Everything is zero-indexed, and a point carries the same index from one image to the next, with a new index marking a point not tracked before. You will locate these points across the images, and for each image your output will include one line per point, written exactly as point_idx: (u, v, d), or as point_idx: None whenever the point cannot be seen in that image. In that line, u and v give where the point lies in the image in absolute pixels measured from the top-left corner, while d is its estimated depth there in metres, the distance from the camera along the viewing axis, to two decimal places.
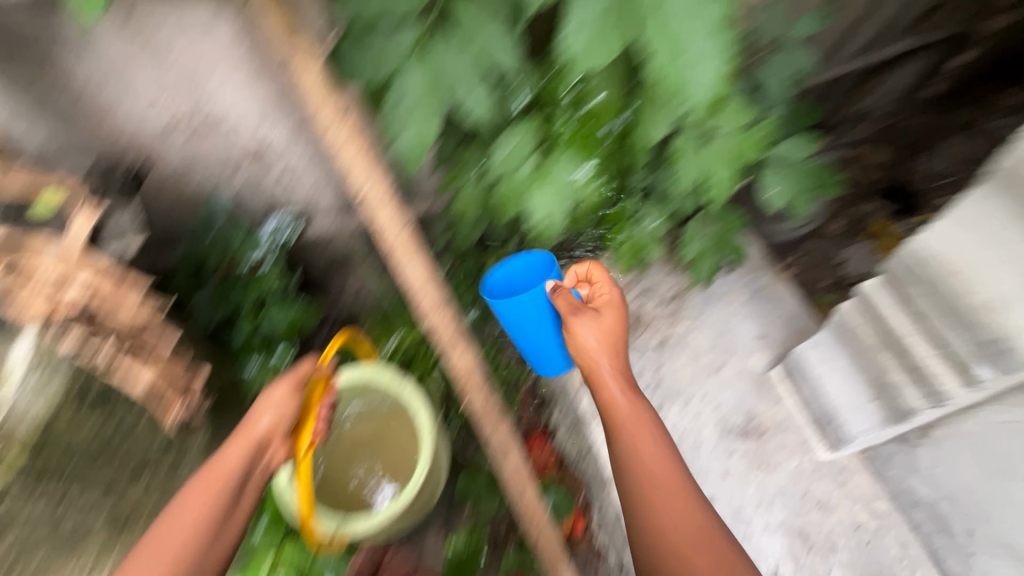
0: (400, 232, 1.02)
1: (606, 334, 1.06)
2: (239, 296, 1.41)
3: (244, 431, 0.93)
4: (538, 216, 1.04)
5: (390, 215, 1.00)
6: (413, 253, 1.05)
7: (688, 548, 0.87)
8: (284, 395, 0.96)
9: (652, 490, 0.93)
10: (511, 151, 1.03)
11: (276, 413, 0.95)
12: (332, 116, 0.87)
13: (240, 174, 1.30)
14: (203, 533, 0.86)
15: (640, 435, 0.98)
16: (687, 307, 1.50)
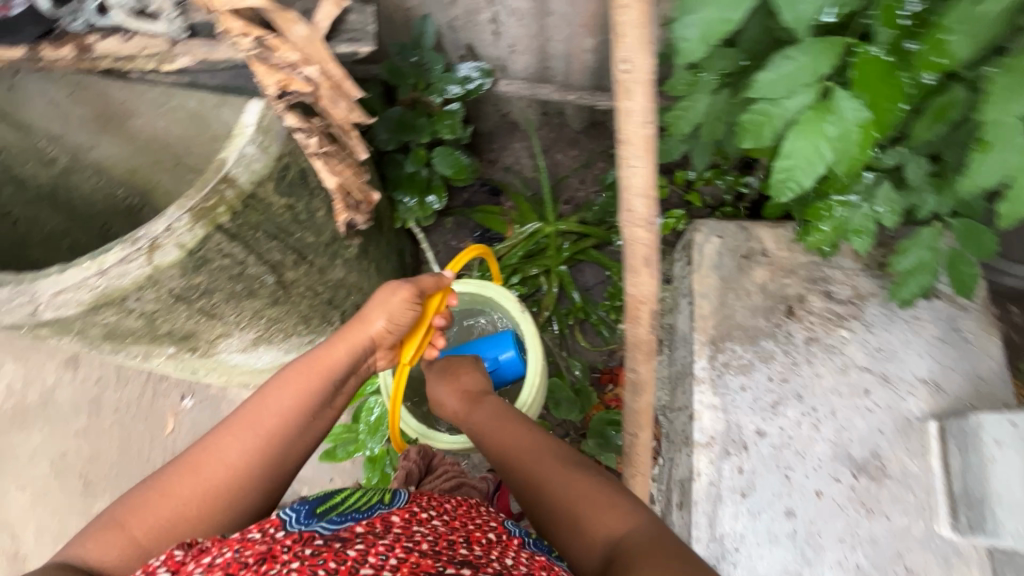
0: (646, 124, 0.68)
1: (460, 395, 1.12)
2: (423, 127, 1.41)
3: (356, 326, 0.91)
4: (786, 171, 0.67)
5: (639, 116, 0.68)
6: (649, 153, 0.71)
7: (574, 508, 0.84)
8: (401, 300, 0.91)
9: (549, 491, 0.88)
10: (791, 68, 0.63)
11: (392, 318, 0.91)
12: None
13: (459, 8, 1.35)
14: (299, 416, 0.85)
15: (519, 447, 0.96)
16: (859, 316, 1.31)
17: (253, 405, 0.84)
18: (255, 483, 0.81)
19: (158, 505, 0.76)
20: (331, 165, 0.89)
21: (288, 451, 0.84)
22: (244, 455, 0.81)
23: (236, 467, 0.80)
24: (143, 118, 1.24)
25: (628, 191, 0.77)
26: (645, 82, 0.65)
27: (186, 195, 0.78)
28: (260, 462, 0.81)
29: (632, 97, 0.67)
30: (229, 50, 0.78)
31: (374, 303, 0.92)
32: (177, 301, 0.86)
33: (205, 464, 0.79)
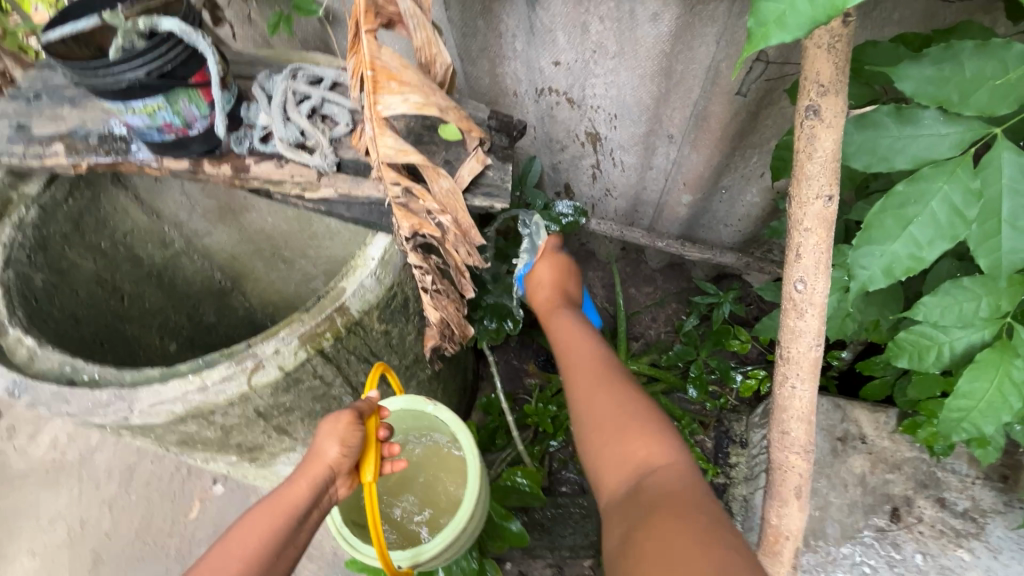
0: (815, 347, 0.66)
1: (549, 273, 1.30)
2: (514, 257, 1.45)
3: (313, 457, 0.79)
4: (962, 409, 0.64)
5: (810, 337, 0.65)
6: (815, 376, 0.67)
7: (604, 425, 0.83)
8: (348, 422, 0.78)
9: (595, 416, 0.86)
10: (963, 300, 0.62)
11: (344, 444, 0.77)
12: (820, 190, 0.60)
13: (566, 154, 1.43)
14: (258, 564, 0.70)
15: (604, 405, 0.86)
16: (981, 536, 1.13)
17: (209, 558, 0.71)
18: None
19: None
20: (437, 301, 0.88)
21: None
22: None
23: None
24: (258, 214, 1.34)
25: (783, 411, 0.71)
26: (819, 305, 0.64)
27: (300, 319, 0.78)
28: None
29: (805, 317, 0.65)
30: (372, 187, 0.82)
31: (323, 430, 0.79)
32: (259, 417, 0.83)
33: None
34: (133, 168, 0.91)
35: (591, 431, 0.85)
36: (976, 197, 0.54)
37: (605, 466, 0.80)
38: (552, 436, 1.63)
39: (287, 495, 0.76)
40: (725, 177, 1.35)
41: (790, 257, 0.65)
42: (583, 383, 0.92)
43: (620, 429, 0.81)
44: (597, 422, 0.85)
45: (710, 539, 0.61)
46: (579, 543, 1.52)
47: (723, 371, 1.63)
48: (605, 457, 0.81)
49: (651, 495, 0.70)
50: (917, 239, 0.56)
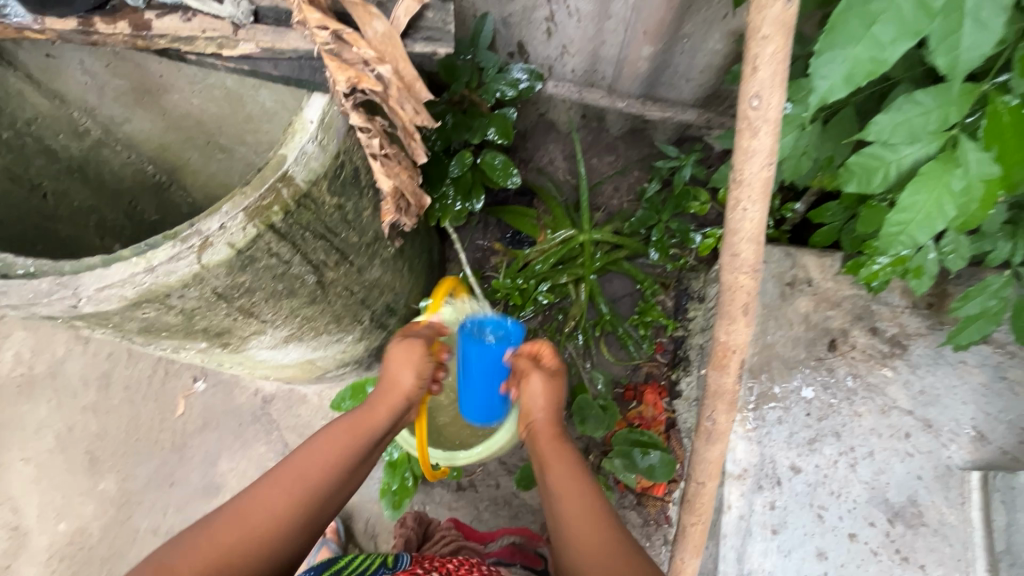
0: (768, 167, 0.66)
1: (540, 400, 0.97)
2: (478, 128, 1.37)
3: (391, 387, 0.95)
4: (901, 224, 0.68)
5: (762, 158, 0.66)
6: (766, 199, 0.69)
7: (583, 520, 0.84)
8: (420, 355, 0.96)
9: (560, 475, 0.89)
10: (913, 115, 0.63)
11: (420, 374, 0.95)
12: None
13: (517, 4, 1.30)
14: (341, 473, 0.86)
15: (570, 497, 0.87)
16: (904, 355, 1.27)
17: (300, 456, 0.85)
18: (296, 533, 0.80)
19: (208, 545, 0.74)
20: (388, 168, 0.84)
21: (325, 507, 0.83)
22: (287, 507, 0.79)
23: (278, 522, 0.78)
24: (179, 95, 1.21)
25: (734, 234, 0.73)
26: (774, 121, 0.64)
27: (242, 193, 0.73)
28: (298, 515, 0.80)
29: (759, 135, 0.65)
30: (299, 39, 0.73)
31: (398, 363, 0.96)
32: (219, 300, 0.82)
33: (245, 514, 0.77)
34: (10, 32, 0.78)
35: (558, 498, 0.88)
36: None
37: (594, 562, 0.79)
38: (522, 306, 1.70)
39: (371, 418, 0.92)
40: (687, 24, 1.27)
41: (746, 72, 0.63)
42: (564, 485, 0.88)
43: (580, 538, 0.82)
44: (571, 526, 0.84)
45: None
46: None
47: (682, 234, 1.62)
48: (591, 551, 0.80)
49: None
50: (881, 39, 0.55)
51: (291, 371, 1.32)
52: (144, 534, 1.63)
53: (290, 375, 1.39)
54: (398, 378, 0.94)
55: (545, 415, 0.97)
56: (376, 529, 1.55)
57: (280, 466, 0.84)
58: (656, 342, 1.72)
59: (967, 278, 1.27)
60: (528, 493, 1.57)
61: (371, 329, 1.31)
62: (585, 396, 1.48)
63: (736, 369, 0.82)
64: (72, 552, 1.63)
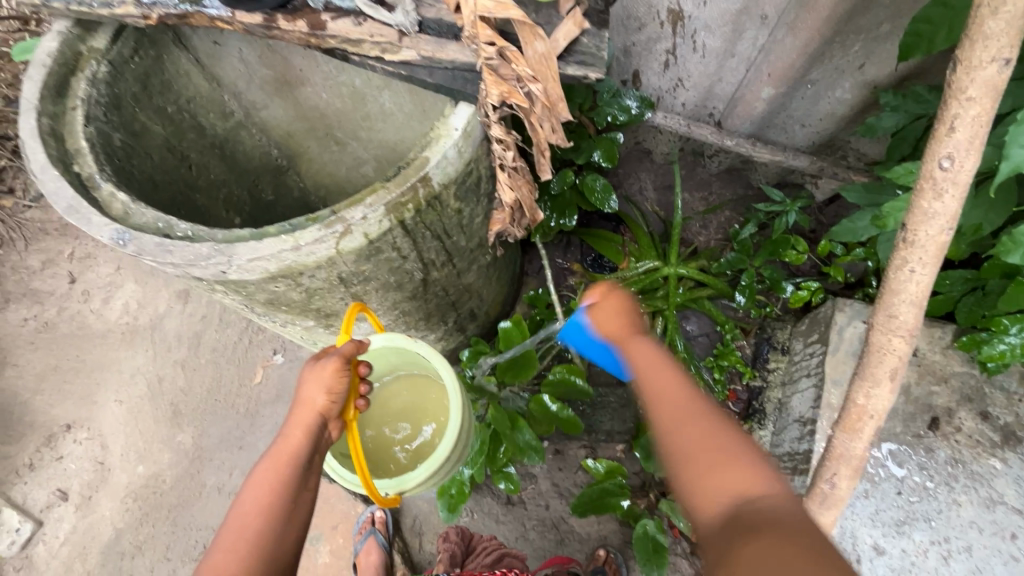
0: (944, 233, 0.64)
1: (608, 317, 0.80)
2: (583, 150, 1.39)
3: (303, 407, 0.82)
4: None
5: (943, 221, 0.64)
6: (937, 264, 0.66)
7: (682, 416, 0.67)
8: (334, 369, 0.82)
9: (640, 370, 0.74)
10: None
11: (331, 391, 0.82)
12: (995, 53, 0.56)
13: (642, 35, 1.32)
14: (279, 514, 0.75)
15: (691, 418, 0.66)
16: (1017, 448, 1.16)
17: (235, 509, 0.75)
18: None
19: None
20: (513, 180, 0.88)
21: (271, 560, 0.72)
22: (239, 565, 0.70)
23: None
24: (313, 89, 1.31)
25: (892, 295, 0.70)
26: (962, 185, 0.62)
27: (385, 188, 0.77)
28: (254, 571, 0.70)
29: (942, 198, 0.63)
30: (458, 51, 0.76)
31: (310, 380, 0.83)
32: (340, 284, 0.87)
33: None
34: (203, 21, 0.88)
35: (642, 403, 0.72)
36: None
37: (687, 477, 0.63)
38: None
39: (288, 444, 0.79)
40: (816, 70, 1.24)
41: (939, 130, 0.62)
42: (657, 386, 0.70)
43: (713, 463, 0.62)
44: (691, 449, 0.64)
45: None
46: (614, 430, 1.63)
47: (773, 282, 1.59)
48: (705, 483, 0.61)
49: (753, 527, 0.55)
50: None
51: None
52: (209, 490, 1.73)
53: None
54: (309, 397, 0.82)
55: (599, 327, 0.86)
56: (423, 527, 1.57)
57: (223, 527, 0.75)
58: (730, 389, 1.66)
59: None
60: (578, 520, 1.55)
61: (453, 331, 1.34)
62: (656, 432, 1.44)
63: (868, 436, 0.76)
64: (145, 495, 1.75)
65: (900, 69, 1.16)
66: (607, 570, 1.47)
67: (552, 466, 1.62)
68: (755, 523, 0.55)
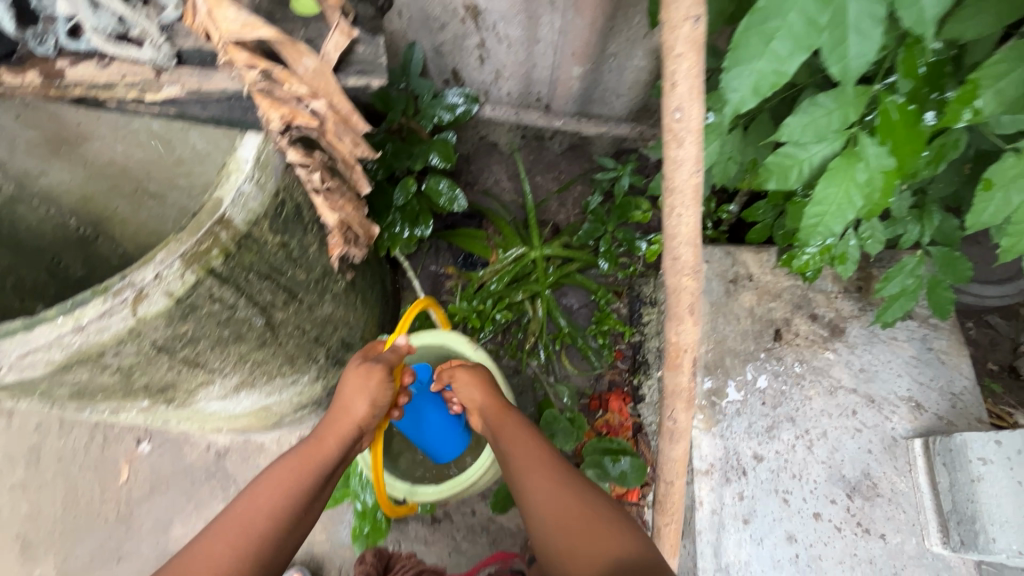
0: (696, 174, 0.69)
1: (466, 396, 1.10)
2: (418, 155, 1.36)
3: (342, 414, 0.97)
4: (818, 214, 0.69)
5: (690, 165, 0.69)
6: (698, 205, 0.72)
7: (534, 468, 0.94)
8: (379, 381, 0.98)
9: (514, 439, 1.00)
10: (818, 115, 0.64)
11: (373, 403, 0.97)
12: (685, 13, 0.60)
13: (447, 33, 1.33)
14: (292, 513, 0.85)
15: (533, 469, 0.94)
16: (842, 337, 1.36)
17: (245, 501, 0.85)
18: None
19: None
20: (331, 201, 0.83)
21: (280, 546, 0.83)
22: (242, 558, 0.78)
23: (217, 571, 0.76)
24: (100, 142, 1.18)
25: (672, 239, 0.76)
26: (696, 131, 0.67)
27: (176, 239, 0.70)
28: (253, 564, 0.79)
29: (683, 145, 0.68)
30: (226, 79, 0.71)
31: (353, 389, 0.98)
32: (160, 353, 0.78)
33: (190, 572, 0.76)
34: None
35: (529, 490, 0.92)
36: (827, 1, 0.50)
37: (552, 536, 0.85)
38: (481, 328, 1.71)
39: (319, 447, 0.93)
40: (612, 44, 1.33)
41: (666, 87, 0.66)
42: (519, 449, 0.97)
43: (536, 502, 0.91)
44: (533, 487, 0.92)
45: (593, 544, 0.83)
46: (520, 417, 1.67)
47: (629, 243, 1.68)
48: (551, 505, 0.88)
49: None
50: (778, 52, 0.53)
51: (246, 419, 1.26)
52: None
53: (246, 425, 1.32)
54: (350, 405, 0.96)
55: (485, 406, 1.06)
56: None
57: (225, 515, 0.84)
58: (616, 349, 1.76)
59: (888, 261, 1.38)
60: (504, 516, 1.55)
61: (329, 368, 1.27)
62: (552, 410, 1.50)
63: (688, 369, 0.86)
64: None
65: None
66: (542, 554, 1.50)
67: None
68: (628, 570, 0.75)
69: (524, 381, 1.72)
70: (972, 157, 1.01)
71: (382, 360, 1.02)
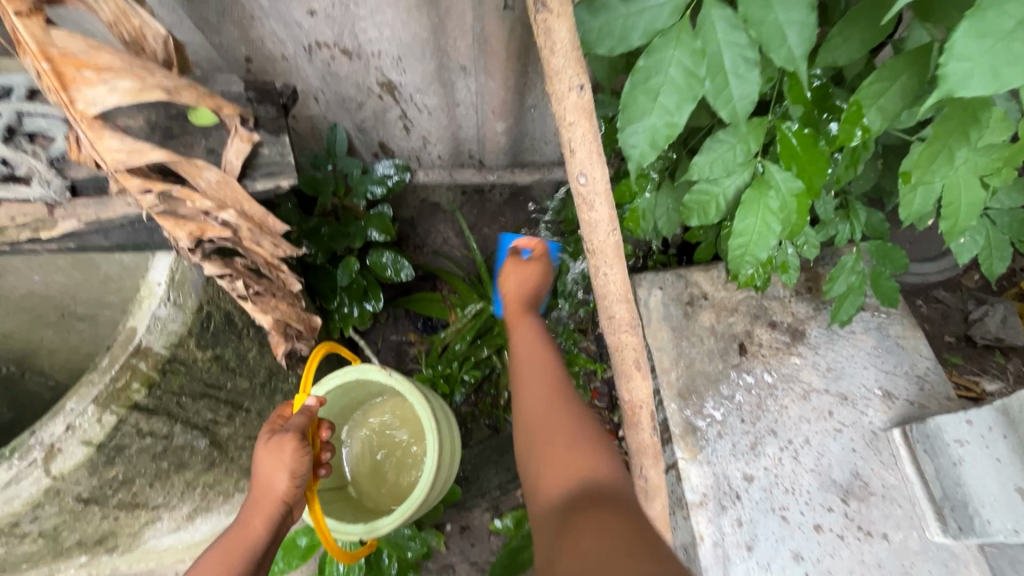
0: (612, 233, 0.72)
1: (522, 280, 1.09)
2: (356, 232, 1.35)
3: (264, 493, 0.82)
4: (744, 244, 0.68)
5: (604, 226, 0.72)
6: (621, 260, 0.74)
7: (546, 400, 0.85)
8: (293, 448, 0.83)
9: (526, 350, 0.95)
10: (722, 150, 0.66)
11: (294, 473, 0.82)
12: (571, 82, 0.63)
13: (367, 111, 1.34)
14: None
15: (541, 393, 0.87)
16: (804, 340, 1.37)
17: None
18: None
19: None
20: (263, 304, 0.79)
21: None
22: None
23: None
24: (18, 275, 1.12)
25: (606, 297, 0.80)
26: (603, 193, 0.70)
27: (88, 382, 0.65)
28: None
29: (594, 207, 0.70)
30: (124, 205, 0.68)
31: (266, 464, 0.83)
32: (89, 505, 0.71)
33: None
34: None
35: (527, 414, 0.85)
36: (701, 54, 0.52)
37: (546, 470, 0.76)
38: (452, 392, 1.66)
39: (246, 533, 0.81)
40: (529, 97, 1.37)
41: (567, 155, 0.69)
42: (527, 373, 0.91)
43: (546, 450, 0.78)
44: (533, 417, 0.84)
45: (619, 530, 0.60)
46: (507, 478, 1.61)
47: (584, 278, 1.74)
48: (546, 459, 0.77)
49: (592, 502, 0.67)
50: (666, 106, 0.55)
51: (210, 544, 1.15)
52: None
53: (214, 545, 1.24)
54: (270, 482, 0.81)
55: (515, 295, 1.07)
56: None
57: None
58: (591, 388, 1.74)
59: (830, 259, 1.42)
60: None
61: None
62: None
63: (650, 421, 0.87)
64: None
65: None
66: None
67: (463, 546, 1.54)
68: (601, 498, 0.67)
69: (505, 439, 1.67)
70: (882, 155, 1.06)
71: (295, 424, 0.86)
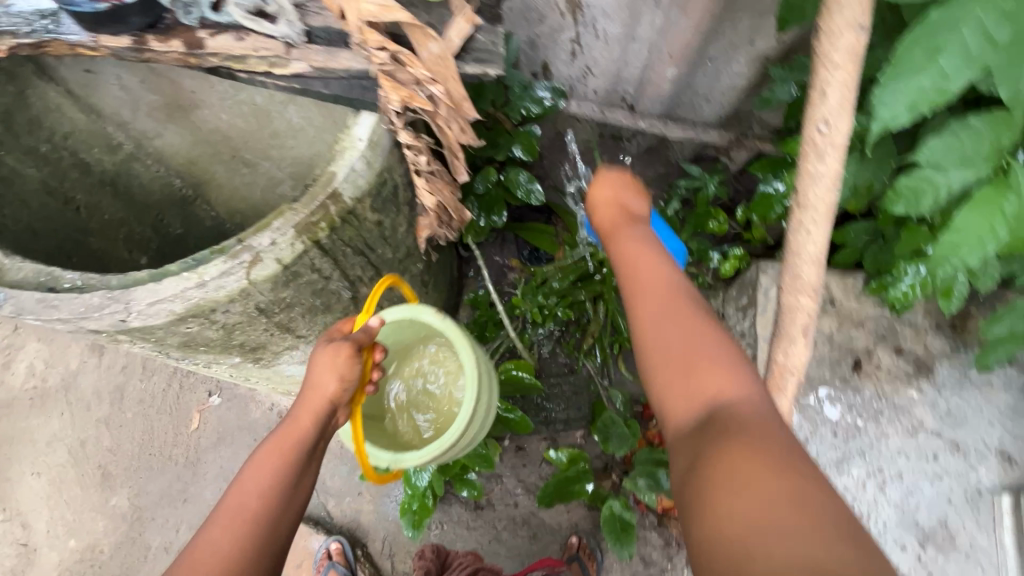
0: (832, 191, 0.70)
1: (607, 205, 0.84)
2: (502, 146, 1.38)
3: (313, 392, 0.80)
4: (952, 245, 0.61)
5: (827, 181, 0.69)
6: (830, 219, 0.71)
7: (654, 289, 0.72)
8: (347, 355, 0.81)
9: (627, 254, 0.78)
10: (966, 139, 0.59)
11: (344, 378, 0.81)
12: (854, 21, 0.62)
13: (544, 26, 1.33)
14: (287, 487, 0.75)
15: (653, 272, 0.74)
16: (930, 376, 1.27)
17: (231, 493, 0.74)
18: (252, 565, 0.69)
19: None
20: (432, 184, 0.87)
21: (268, 544, 0.71)
22: (236, 543, 0.69)
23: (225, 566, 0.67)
24: (209, 110, 1.22)
25: (795, 256, 0.75)
26: (840, 147, 0.68)
27: (291, 209, 0.74)
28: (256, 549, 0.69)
29: (824, 159, 0.68)
30: (350, 59, 0.74)
31: (319, 365, 0.81)
32: (260, 315, 0.82)
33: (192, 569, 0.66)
34: (63, 50, 0.80)
35: (639, 319, 0.72)
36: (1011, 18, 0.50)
37: (660, 374, 0.68)
38: (542, 323, 1.70)
39: (298, 427, 0.79)
40: (712, 47, 1.28)
41: (815, 98, 0.67)
42: (642, 269, 0.75)
43: (650, 339, 0.70)
44: (644, 309, 0.72)
45: (717, 373, 0.64)
46: (572, 417, 1.67)
47: (701, 253, 1.65)
48: (656, 353, 0.69)
49: (723, 419, 0.60)
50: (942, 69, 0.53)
51: None
52: (156, 552, 1.61)
53: None
54: (322, 382, 0.80)
55: (614, 213, 0.83)
56: (394, 548, 1.54)
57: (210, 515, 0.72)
58: None
59: (989, 299, 1.28)
60: (547, 512, 1.56)
61: None
62: (608, 413, 1.48)
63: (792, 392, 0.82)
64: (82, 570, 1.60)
65: (787, 41, 1.23)
66: (582, 556, 1.50)
67: (515, 463, 1.62)
68: (752, 432, 0.58)
69: (579, 381, 1.71)
70: None
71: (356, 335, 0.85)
